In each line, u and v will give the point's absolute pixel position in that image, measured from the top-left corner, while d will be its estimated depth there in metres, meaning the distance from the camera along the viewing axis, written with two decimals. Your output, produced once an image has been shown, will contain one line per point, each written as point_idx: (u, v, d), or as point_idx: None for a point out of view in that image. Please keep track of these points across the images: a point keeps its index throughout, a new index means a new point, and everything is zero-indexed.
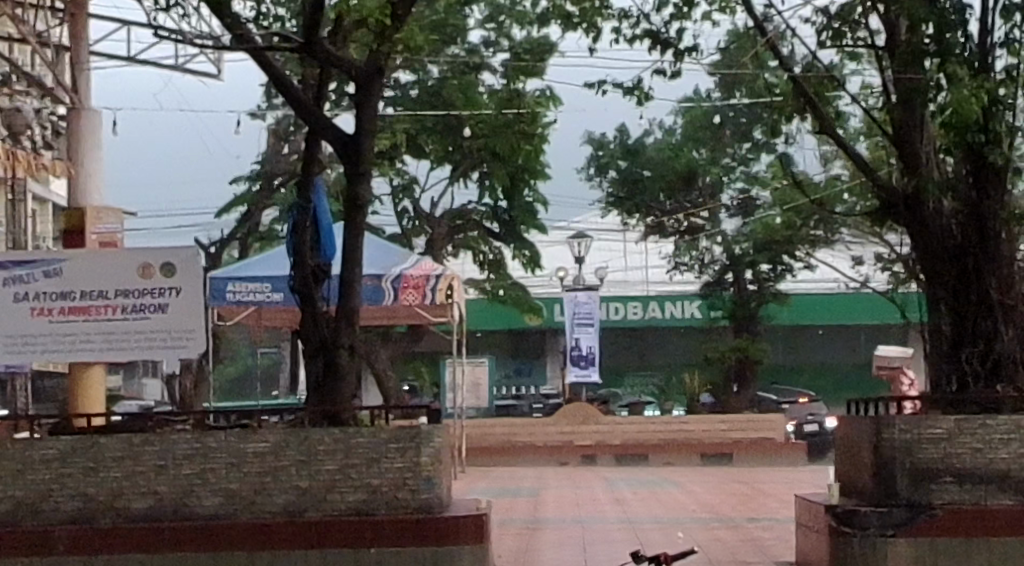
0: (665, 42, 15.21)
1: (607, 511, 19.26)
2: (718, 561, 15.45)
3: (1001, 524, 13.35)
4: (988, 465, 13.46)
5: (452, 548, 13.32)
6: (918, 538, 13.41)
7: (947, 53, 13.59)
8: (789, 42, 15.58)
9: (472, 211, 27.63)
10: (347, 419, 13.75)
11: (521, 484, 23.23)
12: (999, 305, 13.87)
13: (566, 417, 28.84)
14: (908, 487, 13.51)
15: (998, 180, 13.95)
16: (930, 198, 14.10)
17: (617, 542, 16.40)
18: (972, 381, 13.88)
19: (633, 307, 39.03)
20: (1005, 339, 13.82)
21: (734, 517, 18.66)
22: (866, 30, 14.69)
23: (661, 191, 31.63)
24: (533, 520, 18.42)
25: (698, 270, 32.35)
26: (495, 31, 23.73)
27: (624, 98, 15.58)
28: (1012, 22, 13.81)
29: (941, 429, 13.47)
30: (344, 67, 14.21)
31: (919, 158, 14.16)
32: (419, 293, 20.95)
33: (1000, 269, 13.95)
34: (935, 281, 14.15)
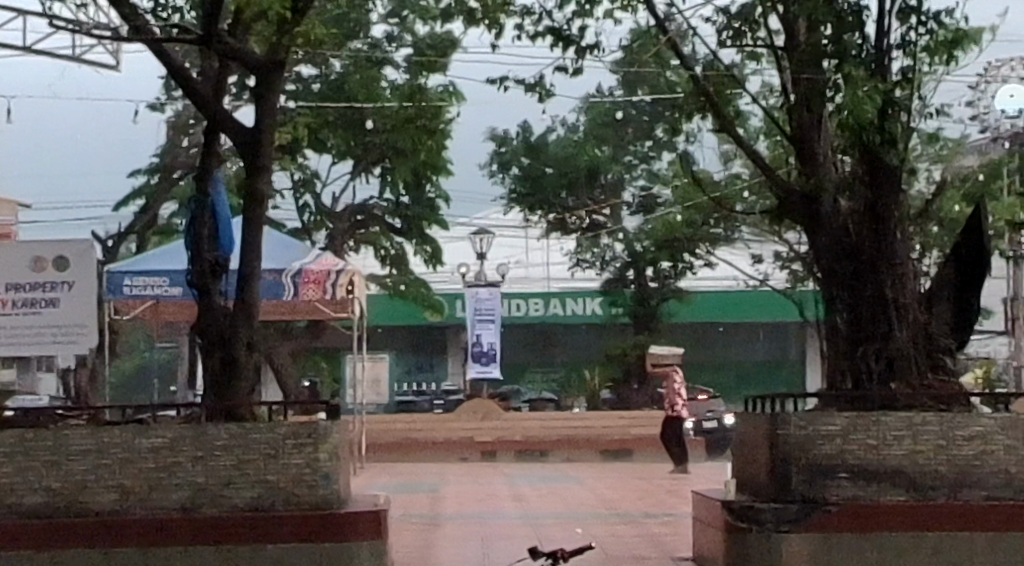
0: (567, 39, 15.24)
1: (508, 506, 19.28)
2: (614, 556, 15.51)
3: (896, 520, 13.44)
4: (881, 461, 13.52)
5: (351, 546, 13.30)
6: (813, 534, 13.48)
7: (844, 53, 13.84)
8: (691, 41, 15.78)
9: (375, 207, 27.46)
10: (243, 414, 13.65)
11: (423, 480, 23.21)
12: (893, 304, 13.99)
13: (467, 413, 29.04)
14: (802, 482, 13.59)
15: (893, 179, 14.05)
16: (827, 198, 14.23)
17: (517, 539, 16.40)
18: (867, 379, 14.00)
19: (534, 303, 39.02)
20: (900, 340, 13.92)
21: (633, 512, 18.73)
22: (764, 31, 14.84)
23: (563, 189, 31.32)
24: (434, 516, 18.40)
25: (599, 267, 32.34)
26: (399, 26, 23.39)
27: (526, 94, 15.62)
28: (909, 24, 13.97)
29: (836, 425, 13.53)
30: (244, 59, 14.16)
31: (817, 157, 14.43)
32: (319, 289, 21.06)
33: (896, 268, 14.07)
34: (832, 280, 14.30)
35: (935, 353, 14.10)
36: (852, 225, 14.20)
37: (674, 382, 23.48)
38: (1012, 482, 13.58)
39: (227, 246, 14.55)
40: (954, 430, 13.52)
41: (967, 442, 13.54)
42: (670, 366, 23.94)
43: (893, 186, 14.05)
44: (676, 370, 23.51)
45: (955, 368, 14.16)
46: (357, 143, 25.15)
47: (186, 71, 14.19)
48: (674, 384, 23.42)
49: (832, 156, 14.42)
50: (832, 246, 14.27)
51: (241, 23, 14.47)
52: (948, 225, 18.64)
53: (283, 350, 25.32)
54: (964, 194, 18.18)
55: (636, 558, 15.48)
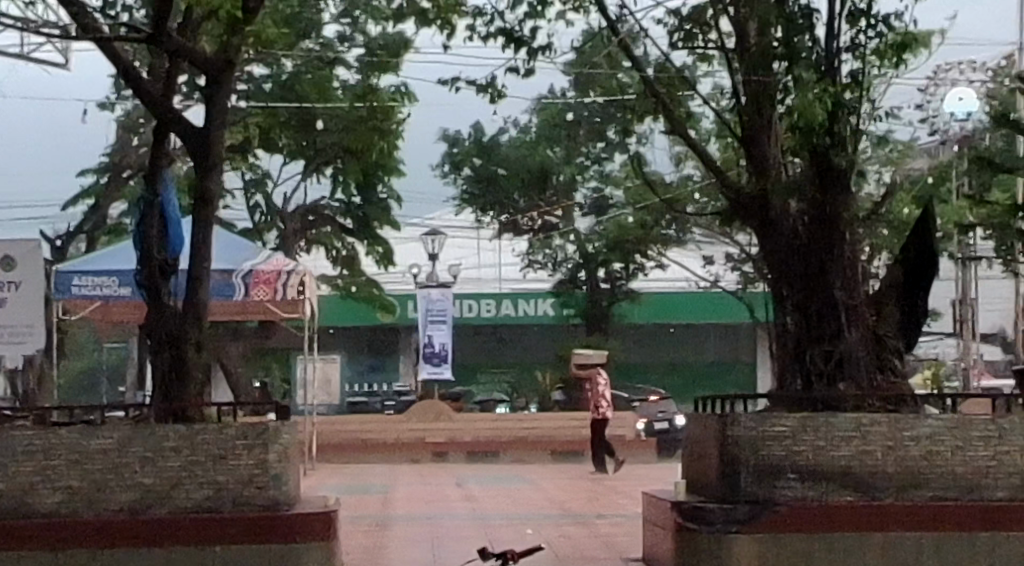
0: (518, 40, 15.24)
1: (459, 507, 19.32)
2: (563, 557, 15.54)
3: (844, 520, 13.47)
4: (829, 462, 13.57)
5: (299, 547, 13.28)
6: (761, 534, 13.48)
7: (794, 56, 13.90)
8: (642, 43, 15.81)
9: (326, 207, 27.22)
10: (193, 415, 13.62)
11: (374, 480, 23.22)
12: (842, 305, 14.07)
13: (418, 414, 29.04)
14: (751, 483, 13.62)
15: (843, 181, 14.08)
16: (777, 199, 14.31)
17: (467, 539, 16.41)
18: (816, 380, 14.06)
19: (487, 305, 38.84)
20: (848, 341, 14.00)
21: (583, 513, 18.78)
22: (715, 33, 14.88)
23: (516, 190, 31.02)
24: (384, 516, 18.41)
25: (551, 268, 32.44)
26: (350, 27, 23.07)
27: (478, 95, 15.62)
28: (858, 28, 14.04)
29: (784, 426, 13.57)
30: (194, 59, 14.11)
31: (767, 159, 14.47)
32: (269, 289, 21.21)
33: (845, 270, 14.15)
34: (781, 280, 14.36)
35: (884, 355, 14.16)
36: (802, 227, 14.27)
37: (599, 385, 23.54)
38: (960, 482, 13.64)
39: (176, 246, 14.51)
40: (902, 431, 13.58)
41: (915, 442, 13.59)
42: (593, 369, 23.81)
43: (843, 187, 14.12)
44: (601, 373, 23.51)
45: (903, 369, 14.24)
46: (308, 143, 25.01)
47: (135, 71, 14.12)
48: (599, 388, 23.51)
49: (782, 158, 14.49)
50: (782, 248, 14.33)
51: (191, 24, 14.42)
52: (897, 227, 18.71)
53: (234, 351, 25.26)
54: (912, 196, 18.24)
55: (586, 558, 15.51)
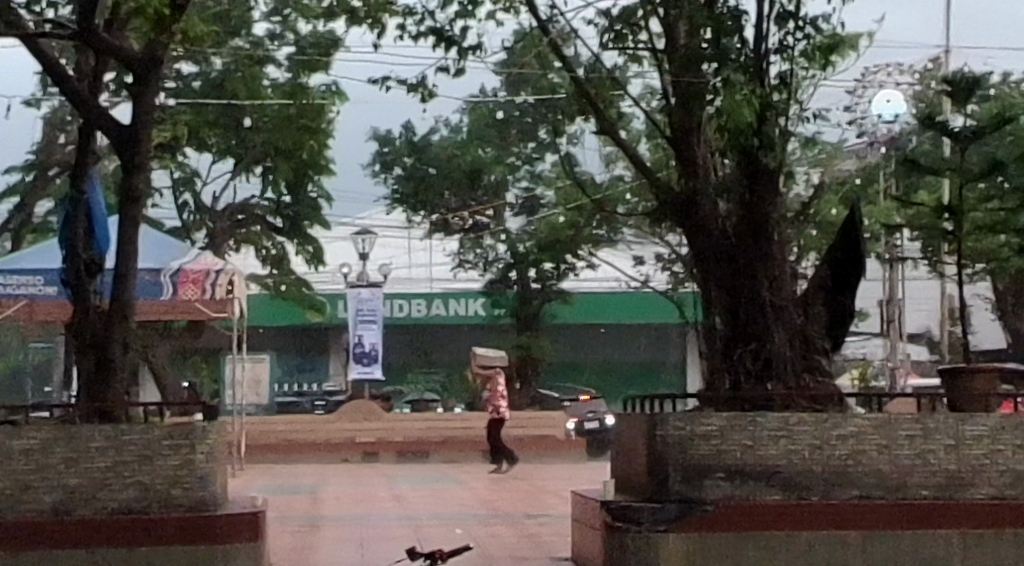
0: (449, 40, 15.21)
1: (388, 507, 19.27)
2: (492, 557, 15.54)
3: (770, 519, 13.53)
4: (757, 461, 13.60)
5: (227, 548, 13.23)
6: (691, 533, 13.50)
7: (723, 57, 13.98)
8: (573, 43, 15.83)
9: (255, 206, 26.86)
10: (118, 416, 13.49)
11: (302, 481, 23.13)
12: (770, 305, 14.18)
13: (348, 414, 28.92)
14: (679, 482, 13.61)
15: (771, 182, 14.18)
16: (706, 200, 14.38)
17: (396, 540, 16.38)
18: (744, 380, 14.14)
19: (418, 305, 38.76)
20: (776, 340, 14.11)
21: (512, 513, 18.76)
22: (645, 34, 14.90)
23: (446, 190, 30.34)
24: (312, 516, 18.34)
25: (482, 268, 32.18)
26: (281, 25, 22.34)
27: (409, 94, 15.58)
28: (786, 29, 14.10)
29: (712, 425, 13.58)
30: (120, 57, 13.99)
31: (696, 161, 14.47)
32: (197, 288, 21.07)
33: (772, 269, 14.26)
34: (710, 282, 14.44)
35: (812, 354, 14.29)
36: (730, 229, 14.36)
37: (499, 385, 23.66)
38: (886, 480, 13.67)
39: (102, 248, 14.47)
40: (828, 430, 13.64)
41: (841, 442, 13.65)
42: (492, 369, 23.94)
43: (772, 189, 14.18)
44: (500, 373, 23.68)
45: (830, 370, 14.37)
46: (238, 143, 24.69)
47: (60, 68, 13.99)
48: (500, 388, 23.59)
49: (712, 159, 14.52)
50: (710, 249, 14.41)
51: (118, 20, 14.34)
52: (824, 229, 18.69)
53: (162, 350, 25.08)
54: (840, 196, 18.25)
55: (515, 558, 15.50)
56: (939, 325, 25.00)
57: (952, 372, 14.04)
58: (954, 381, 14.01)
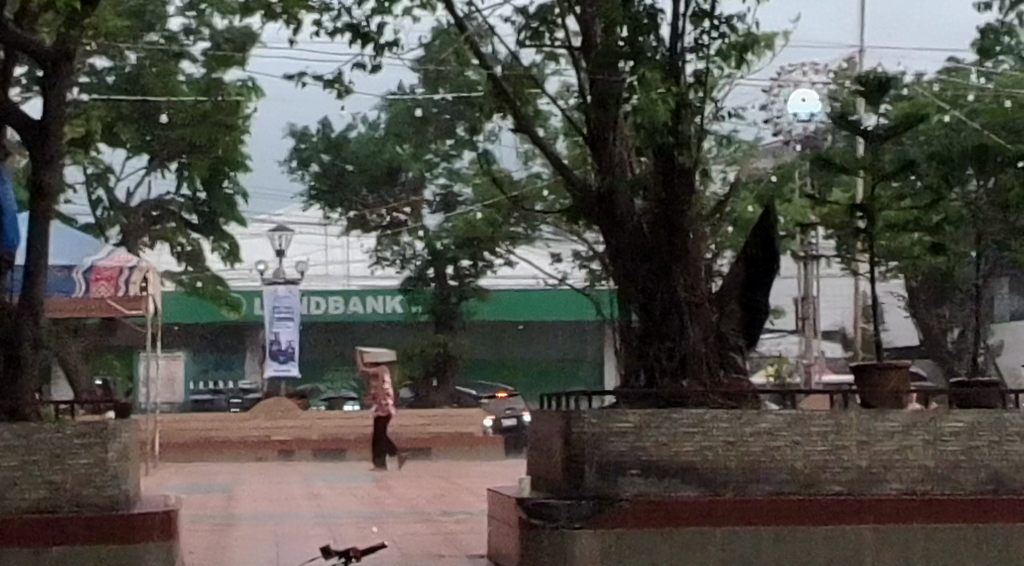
0: (365, 36, 15.15)
1: (304, 505, 19.15)
2: (408, 555, 15.48)
3: (685, 514, 13.54)
4: (671, 457, 13.63)
5: (139, 547, 13.10)
6: (605, 530, 13.49)
7: (639, 55, 13.95)
8: (491, 41, 15.85)
9: (171, 202, 26.53)
10: (29, 415, 13.50)
11: (217, 480, 22.92)
12: (684, 303, 14.27)
13: (265, 412, 28.71)
14: (595, 478, 13.61)
15: (687, 180, 14.25)
16: (621, 197, 14.41)
17: (311, 538, 16.30)
18: (659, 376, 14.19)
19: (335, 301, 37.11)
20: (691, 337, 14.20)
21: (429, 511, 18.68)
22: (562, 31, 14.90)
23: (363, 185, 30.15)
24: (226, 516, 18.18)
25: (400, 264, 31.55)
26: (196, 19, 21.95)
27: (325, 90, 15.50)
28: (702, 28, 14.13)
29: (628, 422, 13.59)
30: (31, 52, 13.81)
31: (613, 158, 14.51)
32: (110, 285, 21.21)
33: (688, 267, 14.33)
34: (626, 279, 14.46)
35: (726, 352, 14.42)
36: (645, 225, 14.40)
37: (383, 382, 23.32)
38: (798, 476, 13.73)
39: (12, 242, 14.32)
40: (741, 427, 13.68)
41: (755, 438, 13.69)
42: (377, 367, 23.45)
43: (686, 187, 14.24)
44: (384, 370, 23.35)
45: (744, 367, 14.50)
46: (153, 139, 24.30)
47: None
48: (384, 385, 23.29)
49: (629, 156, 14.58)
50: (625, 246, 14.43)
51: (28, 14, 14.22)
52: (741, 228, 18.60)
53: (74, 348, 24.78)
54: (755, 196, 18.23)
55: (430, 557, 15.43)
56: (852, 323, 25.06)
57: (865, 367, 14.08)
58: (864, 377, 14.06)
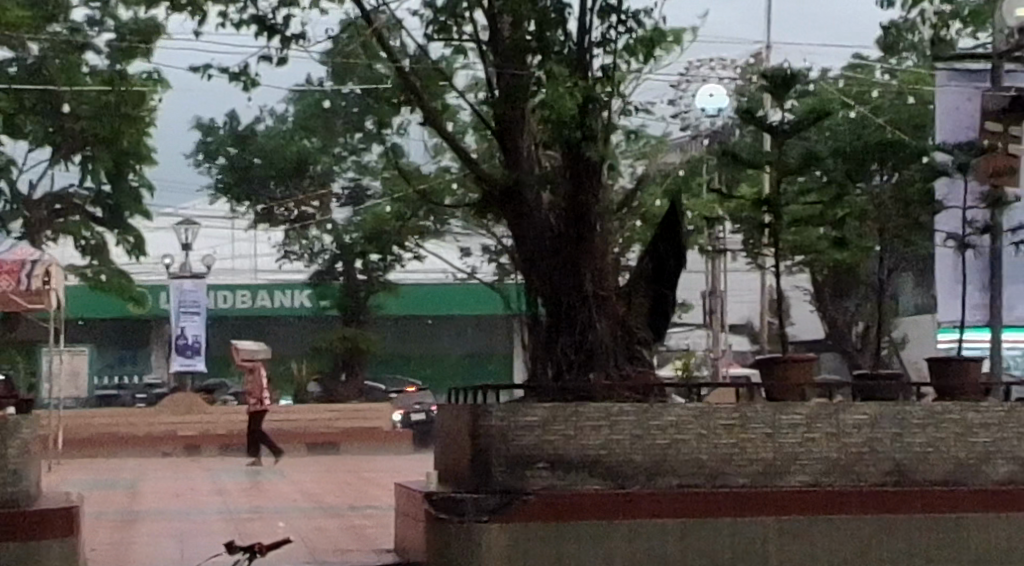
0: (271, 28, 15.03)
1: (209, 501, 19.00)
2: (314, 549, 15.38)
3: (591, 506, 13.53)
4: (579, 450, 13.61)
5: (41, 543, 12.97)
6: (511, 523, 13.44)
7: (546, 49, 14.04)
8: (399, 35, 15.80)
9: (75, 195, 25.78)
10: None
11: (120, 476, 22.67)
12: (592, 297, 14.25)
13: (171, 406, 28.45)
14: (502, 472, 13.57)
15: (594, 174, 14.23)
16: (529, 191, 14.38)
17: (216, 534, 16.19)
18: (566, 370, 14.18)
19: (241, 295, 35.61)
20: (598, 331, 14.18)
21: (336, 505, 18.58)
22: (469, 25, 14.86)
23: (271, 178, 28.21)
24: (130, 512, 18.01)
25: (308, 257, 30.42)
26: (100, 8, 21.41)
27: (230, 83, 15.36)
28: (609, 23, 14.13)
29: (535, 416, 13.55)
30: None
31: (521, 152, 14.45)
32: (9, 278, 21.10)
33: (595, 260, 14.31)
34: (534, 274, 14.43)
35: (633, 344, 14.41)
36: (554, 219, 14.38)
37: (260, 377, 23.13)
38: (703, 469, 13.75)
39: None
40: (649, 420, 13.66)
41: (661, 431, 13.70)
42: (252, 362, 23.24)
43: (593, 181, 14.25)
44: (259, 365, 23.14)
45: (652, 360, 14.56)
46: (57, 131, 23.60)
47: None
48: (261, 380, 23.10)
49: (536, 151, 14.52)
50: (532, 240, 14.43)
51: None
52: (648, 222, 18.49)
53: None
54: (663, 190, 18.17)
55: (337, 551, 15.33)
56: (759, 317, 25.09)
57: (770, 359, 14.23)
58: (769, 368, 14.11)
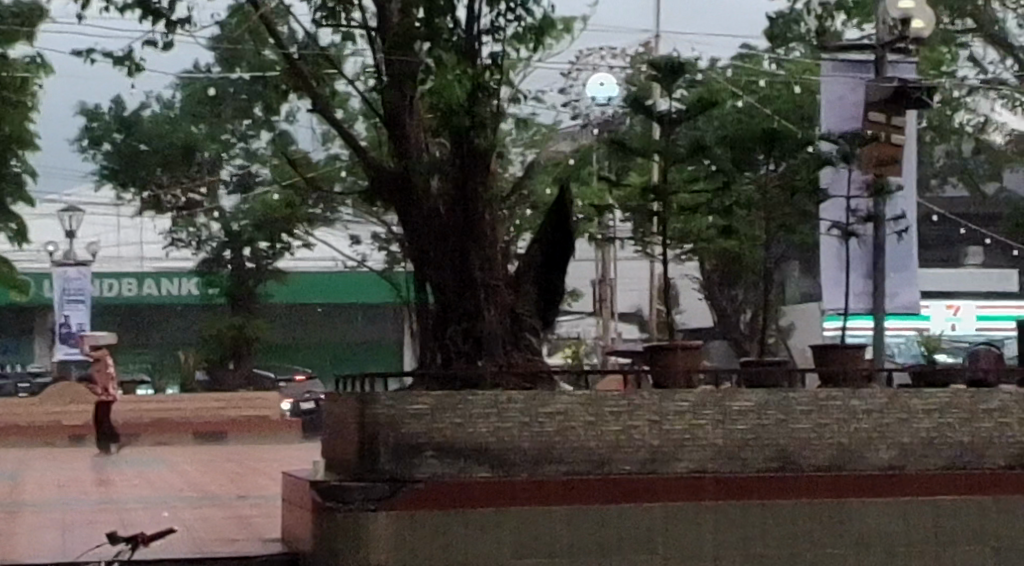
0: (156, 13, 14.89)
1: (92, 491, 18.85)
2: (200, 538, 15.32)
3: (478, 494, 13.53)
4: (466, 438, 13.63)
5: None
6: (398, 512, 13.43)
7: (434, 36, 14.05)
8: (288, 21, 15.72)
9: None
10: None
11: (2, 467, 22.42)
12: (481, 285, 14.26)
13: (55, 395, 28.18)
14: (390, 461, 13.55)
15: (483, 162, 14.26)
16: (418, 179, 14.35)
17: (100, 524, 16.10)
18: (455, 358, 14.18)
19: (126, 283, 31.91)
20: (487, 319, 14.20)
21: (223, 495, 18.46)
22: (359, 12, 14.80)
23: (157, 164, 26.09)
24: (13, 502, 17.85)
25: (196, 246, 28.29)
26: None
27: (115, 68, 15.21)
28: (498, 10, 14.12)
29: (423, 404, 13.55)
30: None
31: (409, 140, 14.41)
32: None
33: (484, 249, 14.31)
34: (422, 262, 14.41)
35: (523, 333, 14.41)
36: (442, 207, 14.36)
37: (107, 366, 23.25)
38: (591, 456, 13.79)
39: None
40: (536, 407, 13.70)
41: (549, 418, 13.73)
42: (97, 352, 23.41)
43: (481, 169, 14.27)
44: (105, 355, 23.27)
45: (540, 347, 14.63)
46: None
47: None
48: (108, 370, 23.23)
49: (425, 140, 14.51)
50: (420, 226, 14.40)
51: None
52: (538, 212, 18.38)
53: None
54: (554, 179, 18.09)
55: (222, 540, 15.25)
56: (648, 305, 25.07)
57: (657, 347, 14.24)
58: (657, 356, 14.23)
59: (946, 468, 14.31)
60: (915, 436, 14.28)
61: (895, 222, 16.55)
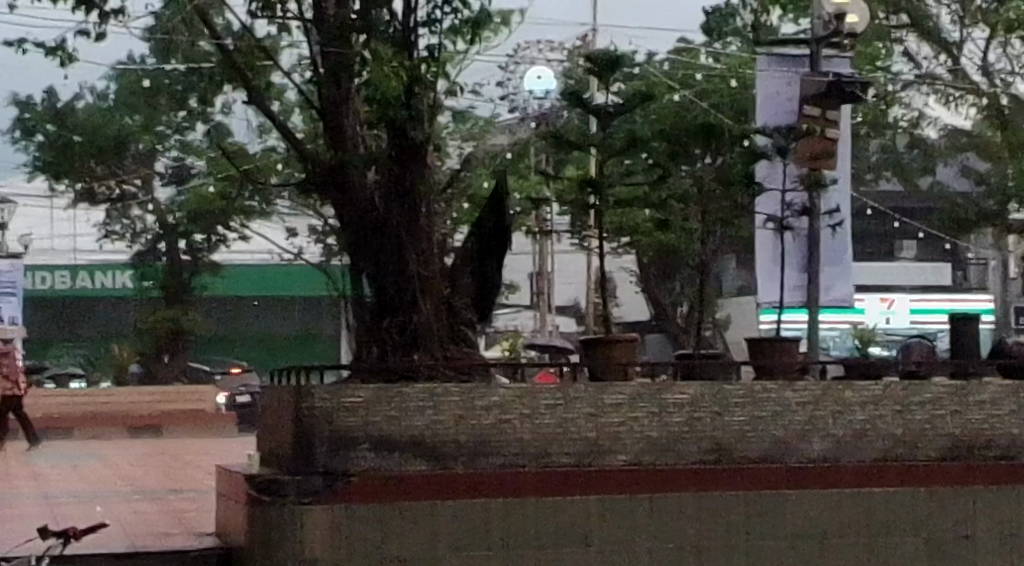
0: (90, 3, 14.77)
1: (23, 485, 18.72)
2: (133, 533, 15.26)
3: (413, 487, 13.51)
4: (401, 430, 13.62)
5: None
6: (333, 505, 13.38)
7: (371, 28, 14.02)
8: (222, 11, 15.62)
9: None
10: None
11: None
12: (417, 278, 14.24)
13: None
14: (325, 454, 13.52)
15: (419, 155, 14.23)
16: (354, 172, 14.27)
17: (32, 517, 16.01)
18: (390, 351, 14.17)
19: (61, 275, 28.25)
20: (422, 312, 14.18)
21: (156, 489, 18.36)
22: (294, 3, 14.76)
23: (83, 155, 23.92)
24: None
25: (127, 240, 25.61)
26: None
27: (47, 58, 15.10)
28: (434, 3, 14.11)
29: (359, 397, 13.52)
30: None
31: (346, 133, 14.33)
32: None
33: (420, 242, 14.30)
34: (359, 255, 14.37)
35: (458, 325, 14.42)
36: (378, 198, 14.33)
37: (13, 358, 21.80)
38: (526, 449, 13.82)
39: None
40: (472, 400, 13.72)
41: (485, 411, 13.75)
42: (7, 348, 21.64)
43: (417, 161, 14.25)
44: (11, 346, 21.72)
45: (475, 340, 14.63)
46: None
47: None
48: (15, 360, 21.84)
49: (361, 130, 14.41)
50: (356, 219, 14.36)
51: None
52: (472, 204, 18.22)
53: None
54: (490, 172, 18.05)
55: (156, 534, 15.21)
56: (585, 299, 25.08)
57: (591, 340, 14.28)
58: (591, 348, 14.27)
59: (877, 461, 14.41)
60: (847, 428, 14.37)
61: (830, 216, 16.60)
